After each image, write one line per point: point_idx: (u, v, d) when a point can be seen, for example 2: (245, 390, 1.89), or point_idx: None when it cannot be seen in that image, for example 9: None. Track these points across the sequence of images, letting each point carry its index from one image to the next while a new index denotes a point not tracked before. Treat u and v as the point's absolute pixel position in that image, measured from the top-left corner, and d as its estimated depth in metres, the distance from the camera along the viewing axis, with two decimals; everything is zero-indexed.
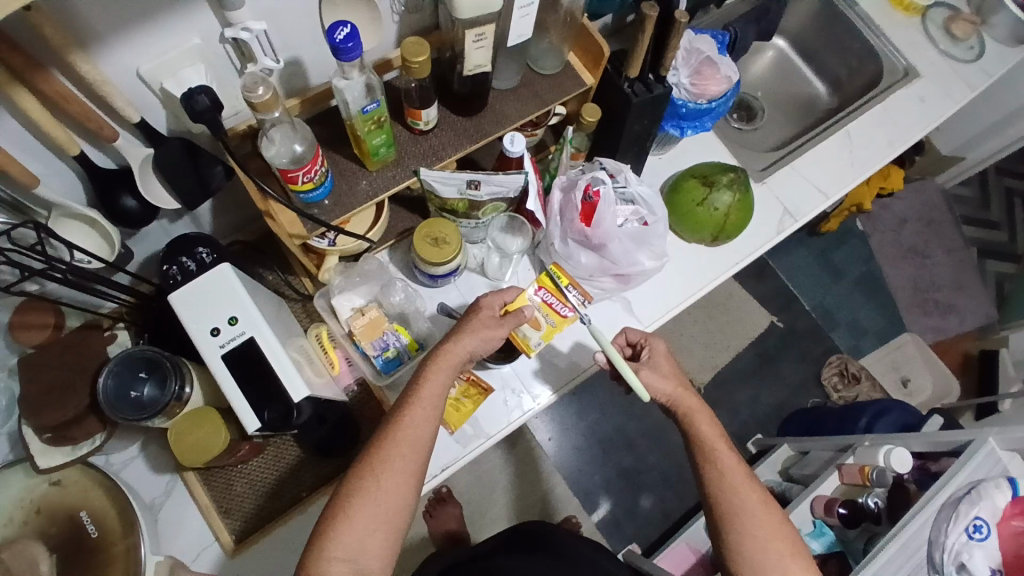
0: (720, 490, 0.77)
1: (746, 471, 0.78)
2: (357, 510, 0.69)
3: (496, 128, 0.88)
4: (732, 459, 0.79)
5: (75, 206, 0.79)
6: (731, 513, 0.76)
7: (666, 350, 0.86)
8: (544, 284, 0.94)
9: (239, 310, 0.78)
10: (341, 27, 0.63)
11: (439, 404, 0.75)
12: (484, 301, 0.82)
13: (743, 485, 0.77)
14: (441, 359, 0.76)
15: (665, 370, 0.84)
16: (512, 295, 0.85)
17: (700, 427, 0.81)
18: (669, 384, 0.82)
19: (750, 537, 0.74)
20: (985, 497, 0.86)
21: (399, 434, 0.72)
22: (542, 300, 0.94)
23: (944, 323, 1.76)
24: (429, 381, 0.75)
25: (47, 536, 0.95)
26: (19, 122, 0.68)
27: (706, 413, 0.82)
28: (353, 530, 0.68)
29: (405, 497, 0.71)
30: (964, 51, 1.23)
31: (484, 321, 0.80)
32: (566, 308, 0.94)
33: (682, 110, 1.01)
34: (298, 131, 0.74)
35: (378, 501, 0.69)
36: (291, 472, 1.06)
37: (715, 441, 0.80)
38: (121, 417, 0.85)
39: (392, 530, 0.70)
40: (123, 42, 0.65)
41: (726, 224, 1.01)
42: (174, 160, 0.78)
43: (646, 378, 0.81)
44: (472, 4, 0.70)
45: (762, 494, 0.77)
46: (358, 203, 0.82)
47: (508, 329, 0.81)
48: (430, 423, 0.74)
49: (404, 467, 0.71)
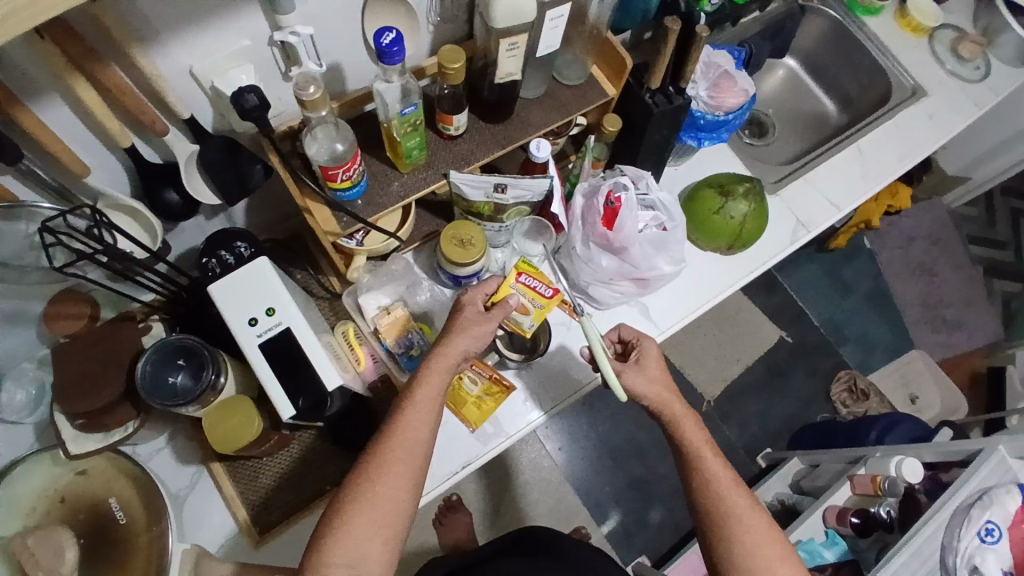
0: (706, 496, 0.77)
1: (735, 478, 0.78)
2: (354, 515, 0.68)
3: (522, 134, 0.92)
4: (718, 465, 0.79)
5: (121, 196, 0.81)
6: (720, 520, 0.76)
7: (657, 352, 0.88)
8: (524, 270, 0.90)
9: (275, 301, 0.80)
10: (386, 33, 0.68)
11: (434, 407, 0.75)
12: (467, 298, 0.84)
13: (729, 491, 0.77)
14: (438, 357, 0.77)
15: (651, 373, 0.85)
16: (492, 286, 0.88)
17: (686, 433, 0.81)
18: (653, 388, 0.84)
19: (739, 546, 0.74)
20: (996, 502, 0.90)
21: (395, 437, 0.72)
22: (524, 285, 0.90)
23: (952, 339, 1.78)
24: (426, 383, 0.75)
25: (73, 522, 0.93)
26: (72, 109, 0.71)
27: (692, 420, 0.82)
28: (351, 536, 0.67)
29: (403, 501, 0.70)
30: (971, 71, 1.28)
31: (473, 318, 0.81)
32: (549, 289, 0.91)
33: (700, 122, 1.04)
34: (341, 131, 0.78)
35: (376, 507, 0.68)
36: (316, 465, 1.02)
37: (699, 446, 0.80)
38: (154, 404, 0.82)
39: (392, 535, 0.69)
40: (180, 41, 0.69)
41: (742, 232, 1.04)
42: (217, 157, 0.81)
43: (629, 380, 0.84)
44: (508, 13, 0.74)
45: (750, 501, 0.77)
46: (390, 203, 0.87)
47: (497, 321, 0.82)
48: (426, 426, 0.73)
49: (404, 470, 0.70)
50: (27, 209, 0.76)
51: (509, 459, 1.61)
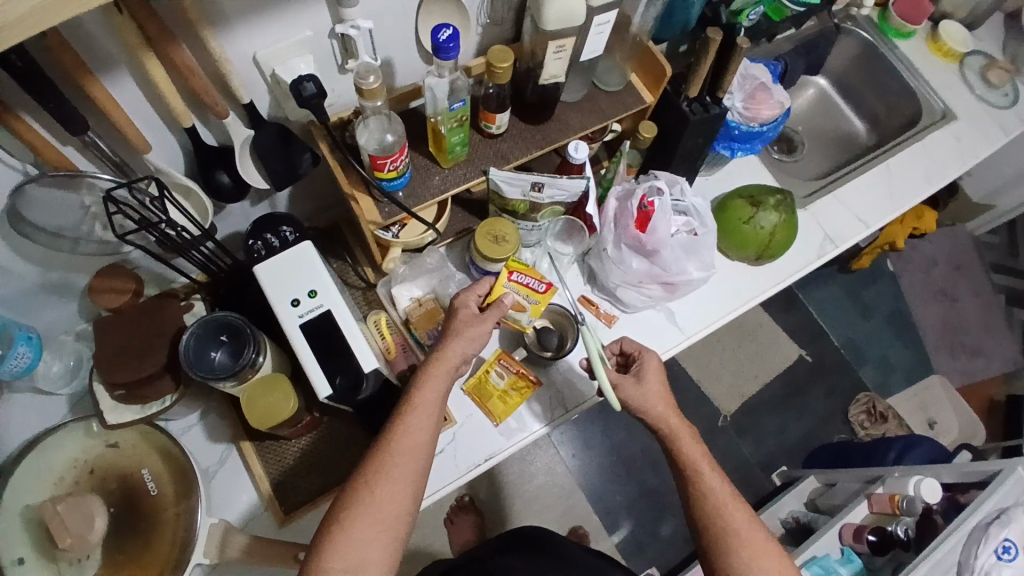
0: (702, 510, 0.77)
1: (732, 492, 0.78)
2: (354, 519, 0.69)
3: (561, 136, 0.95)
4: (716, 479, 0.79)
5: (175, 174, 0.84)
6: (716, 532, 0.76)
7: (658, 364, 0.88)
8: (515, 267, 0.91)
9: (319, 285, 0.82)
10: (443, 29, 0.71)
11: (435, 412, 0.76)
12: (460, 301, 0.85)
13: (727, 505, 0.77)
14: (437, 363, 0.78)
15: (650, 385, 0.85)
16: (486, 286, 0.88)
17: (683, 445, 0.81)
18: (651, 402, 0.84)
19: (737, 558, 0.74)
20: (1014, 520, 0.90)
21: (394, 442, 0.73)
22: (517, 283, 0.91)
23: (971, 366, 1.78)
24: (426, 388, 0.76)
25: (105, 491, 0.96)
26: (140, 86, 0.75)
27: (689, 434, 0.83)
28: (351, 539, 0.68)
29: (405, 504, 0.71)
30: (999, 97, 1.29)
31: (466, 319, 0.82)
32: (542, 284, 0.93)
33: (734, 132, 1.06)
34: (391, 123, 0.81)
35: (374, 511, 0.69)
36: (341, 450, 1.00)
37: (697, 460, 0.80)
38: (194, 375, 0.84)
39: (392, 538, 0.70)
40: (248, 28, 0.72)
41: (771, 242, 1.05)
42: (271, 143, 0.85)
43: (626, 393, 0.85)
44: (558, 16, 0.77)
45: (748, 515, 0.77)
46: (431, 196, 0.89)
47: (492, 322, 0.82)
48: (427, 430, 0.74)
49: (402, 476, 0.71)
50: (86, 180, 0.78)
51: (522, 464, 1.62)
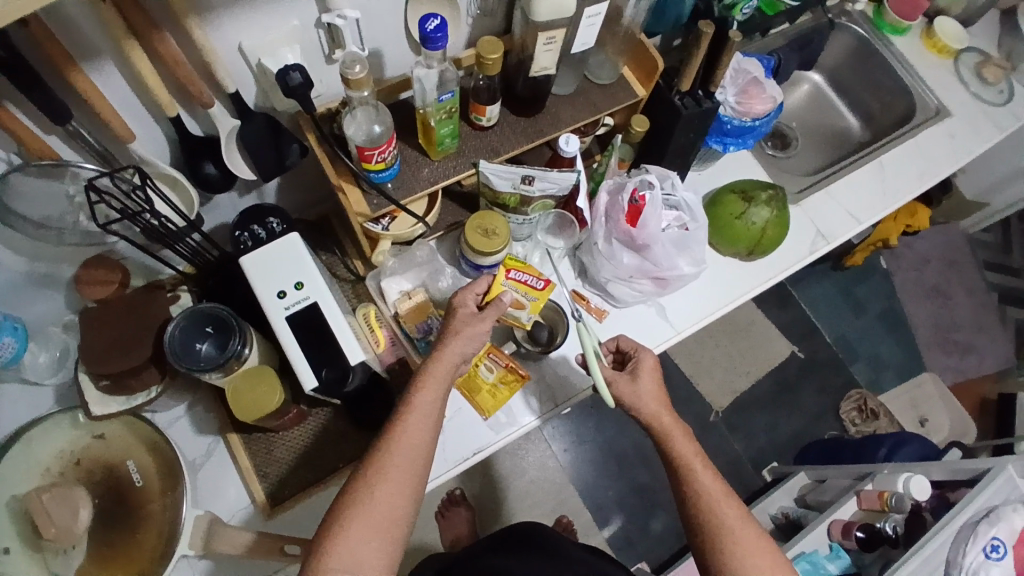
0: (698, 509, 0.77)
1: (726, 490, 0.78)
2: (352, 521, 0.68)
3: (552, 129, 0.94)
4: (711, 478, 0.78)
5: (161, 165, 0.84)
6: (711, 532, 0.75)
7: (654, 363, 0.88)
8: (513, 265, 0.89)
9: (306, 276, 0.82)
10: (431, 19, 0.70)
11: (434, 413, 0.75)
12: (459, 300, 0.84)
13: (722, 504, 0.76)
14: (436, 363, 0.77)
15: (647, 385, 0.85)
16: (485, 284, 0.87)
17: (677, 444, 0.81)
18: (647, 401, 0.84)
19: (732, 558, 0.74)
20: (1002, 519, 0.90)
21: (391, 442, 0.72)
22: (515, 281, 0.89)
23: (963, 364, 1.78)
24: (425, 389, 0.75)
25: (91, 482, 0.95)
26: (125, 75, 0.74)
27: (682, 433, 0.82)
28: (348, 541, 0.67)
29: (403, 506, 0.70)
30: (994, 94, 1.29)
31: (466, 319, 0.81)
32: (541, 281, 0.91)
33: (727, 126, 1.06)
34: (380, 114, 0.80)
35: (371, 512, 0.68)
36: (330, 442, 1.03)
37: (691, 459, 0.80)
38: (180, 367, 0.83)
39: (389, 540, 0.69)
40: (234, 17, 0.71)
41: (763, 238, 1.05)
42: (258, 134, 0.84)
43: (620, 390, 0.85)
44: (549, 7, 0.76)
45: (743, 514, 0.76)
46: (421, 188, 0.89)
47: (491, 320, 0.81)
48: (426, 431, 0.73)
49: (400, 476, 0.70)
50: (70, 170, 0.78)
51: (513, 458, 1.62)
